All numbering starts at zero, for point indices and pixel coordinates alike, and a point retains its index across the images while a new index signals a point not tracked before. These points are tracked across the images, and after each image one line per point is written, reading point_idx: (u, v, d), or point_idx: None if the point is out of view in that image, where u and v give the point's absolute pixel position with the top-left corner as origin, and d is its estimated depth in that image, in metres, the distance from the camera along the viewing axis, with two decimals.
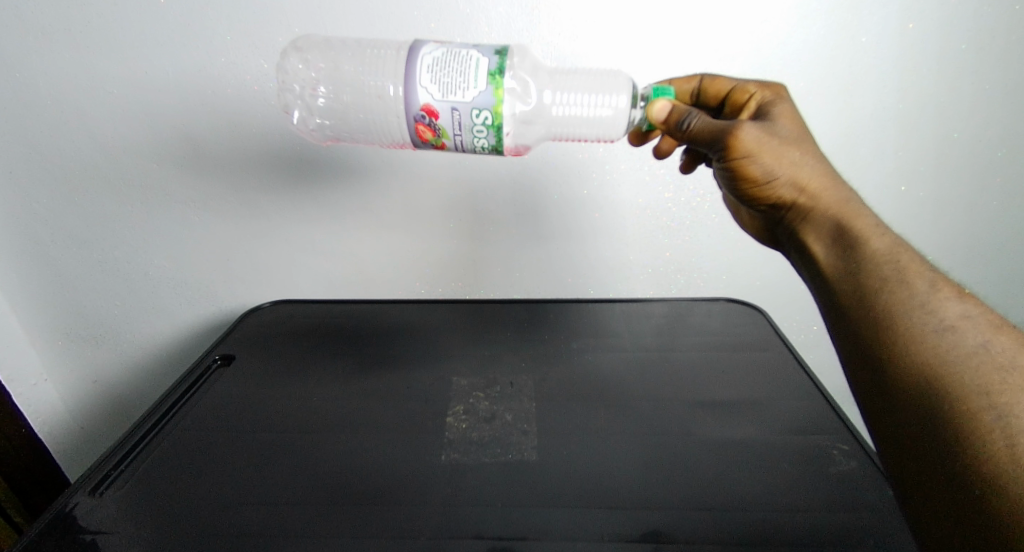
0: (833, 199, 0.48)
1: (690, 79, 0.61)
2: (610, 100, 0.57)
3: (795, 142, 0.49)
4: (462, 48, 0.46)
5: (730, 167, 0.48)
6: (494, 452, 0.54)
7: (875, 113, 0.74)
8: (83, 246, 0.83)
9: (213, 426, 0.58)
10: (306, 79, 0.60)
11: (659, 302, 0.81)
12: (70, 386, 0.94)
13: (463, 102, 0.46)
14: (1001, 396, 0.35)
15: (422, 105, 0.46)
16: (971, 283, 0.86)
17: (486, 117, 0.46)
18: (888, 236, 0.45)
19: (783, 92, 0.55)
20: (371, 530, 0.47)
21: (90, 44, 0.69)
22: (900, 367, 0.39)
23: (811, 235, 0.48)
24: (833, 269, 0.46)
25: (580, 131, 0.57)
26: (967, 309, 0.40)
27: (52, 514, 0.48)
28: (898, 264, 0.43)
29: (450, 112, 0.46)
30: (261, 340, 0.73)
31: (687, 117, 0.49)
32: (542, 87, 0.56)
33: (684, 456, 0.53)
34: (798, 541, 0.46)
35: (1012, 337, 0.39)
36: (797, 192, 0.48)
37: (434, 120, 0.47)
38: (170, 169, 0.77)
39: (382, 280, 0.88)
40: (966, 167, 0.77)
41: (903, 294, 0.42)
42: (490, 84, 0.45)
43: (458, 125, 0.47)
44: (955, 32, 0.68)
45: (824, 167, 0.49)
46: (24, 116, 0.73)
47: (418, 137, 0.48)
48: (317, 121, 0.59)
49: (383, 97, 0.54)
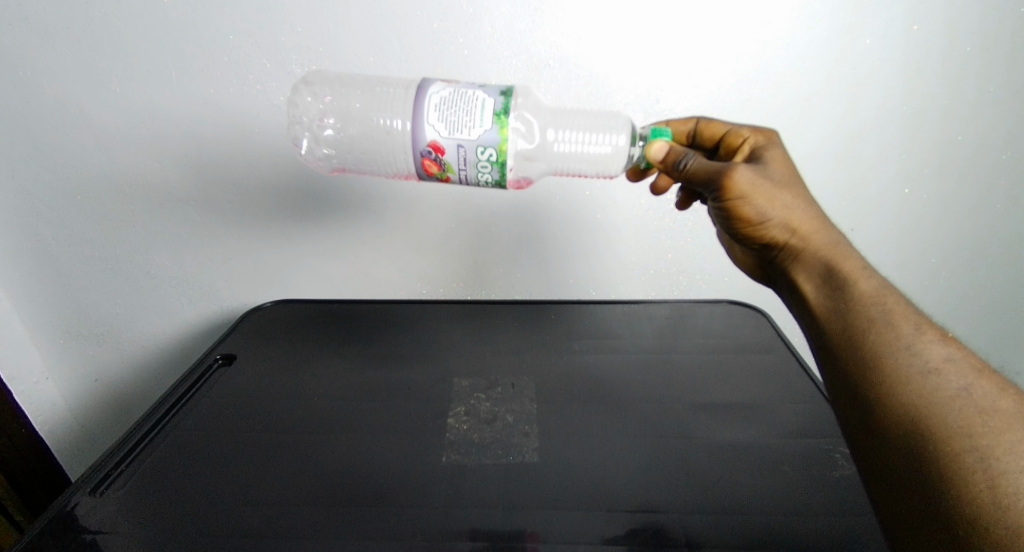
0: (822, 241, 0.48)
1: (687, 120, 0.60)
2: (610, 139, 0.57)
3: (787, 185, 0.49)
4: (468, 88, 0.46)
5: (725, 208, 0.48)
6: (495, 453, 0.54)
7: (879, 115, 0.73)
8: (84, 245, 0.83)
9: (213, 425, 0.58)
10: (315, 110, 0.61)
11: (660, 303, 0.81)
12: (71, 383, 0.94)
13: (469, 139, 0.45)
14: (982, 438, 0.36)
15: (428, 141, 0.46)
16: (975, 286, 0.86)
17: (491, 154, 0.46)
18: (876, 279, 0.45)
19: (774, 136, 0.55)
20: (371, 532, 0.47)
21: (92, 42, 0.69)
22: (887, 407, 0.39)
23: (801, 275, 0.48)
24: (823, 309, 0.46)
25: (581, 167, 0.56)
26: (950, 352, 0.41)
27: (54, 513, 0.48)
28: (885, 306, 0.43)
29: (456, 148, 0.46)
30: (261, 340, 0.73)
31: (684, 157, 0.50)
32: (546, 126, 0.58)
33: (687, 459, 0.53)
34: (799, 544, 0.46)
35: (992, 382, 0.39)
36: (789, 233, 0.48)
37: (440, 155, 0.46)
38: (171, 168, 0.77)
39: (383, 280, 0.88)
40: (970, 170, 0.77)
41: (890, 336, 0.42)
42: (496, 123, 0.45)
43: (463, 160, 0.47)
44: (960, 34, 0.68)
45: (814, 210, 0.49)
46: (25, 114, 0.73)
47: (424, 170, 0.48)
48: (324, 150, 0.60)
49: (391, 132, 0.55)
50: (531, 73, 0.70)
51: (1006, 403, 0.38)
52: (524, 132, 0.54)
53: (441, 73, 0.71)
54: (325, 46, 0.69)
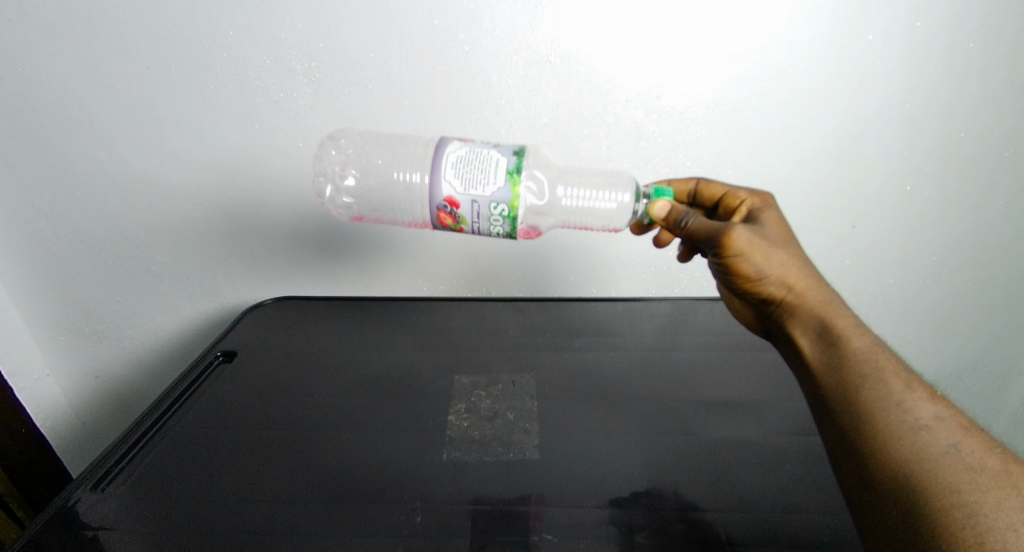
0: (818, 297, 0.47)
1: (688, 181, 0.62)
2: (615, 194, 0.58)
3: (783, 243, 0.49)
4: (484, 147, 0.48)
5: (725, 264, 0.49)
6: (496, 450, 0.54)
7: (881, 112, 0.73)
8: (85, 242, 0.83)
9: (214, 422, 0.58)
10: (337, 161, 0.67)
11: (661, 301, 0.81)
12: (72, 379, 0.94)
13: (483, 197, 0.47)
14: (971, 495, 0.36)
15: (444, 197, 0.47)
16: (978, 284, 0.85)
17: (504, 210, 0.47)
18: (869, 335, 0.45)
19: (771, 199, 0.55)
20: (372, 528, 0.47)
21: (92, 38, 0.68)
22: (879, 462, 0.39)
23: (797, 329, 0.48)
24: (818, 365, 0.45)
25: (587, 221, 0.60)
26: (939, 410, 0.41)
27: (55, 509, 0.48)
28: (877, 363, 0.43)
29: (470, 204, 0.47)
30: (261, 338, 0.73)
31: (685, 215, 0.51)
32: (555, 182, 0.62)
33: (686, 456, 0.53)
34: (798, 541, 0.46)
35: (981, 440, 0.39)
36: (785, 290, 0.48)
37: (455, 210, 0.48)
38: (172, 166, 0.77)
39: (384, 277, 0.87)
40: (972, 167, 0.77)
41: (882, 393, 0.42)
42: (509, 182, 0.47)
43: (477, 215, 0.48)
44: (963, 30, 0.68)
45: (811, 267, 0.48)
46: (25, 111, 0.73)
47: (440, 223, 0.49)
48: (345, 199, 0.65)
49: (410, 187, 0.59)
50: (532, 69, 0.70)
51: (993, 462, 0.38)
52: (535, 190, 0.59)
53: (442, 69, 0.71)
54: (324, 42, 0.69)
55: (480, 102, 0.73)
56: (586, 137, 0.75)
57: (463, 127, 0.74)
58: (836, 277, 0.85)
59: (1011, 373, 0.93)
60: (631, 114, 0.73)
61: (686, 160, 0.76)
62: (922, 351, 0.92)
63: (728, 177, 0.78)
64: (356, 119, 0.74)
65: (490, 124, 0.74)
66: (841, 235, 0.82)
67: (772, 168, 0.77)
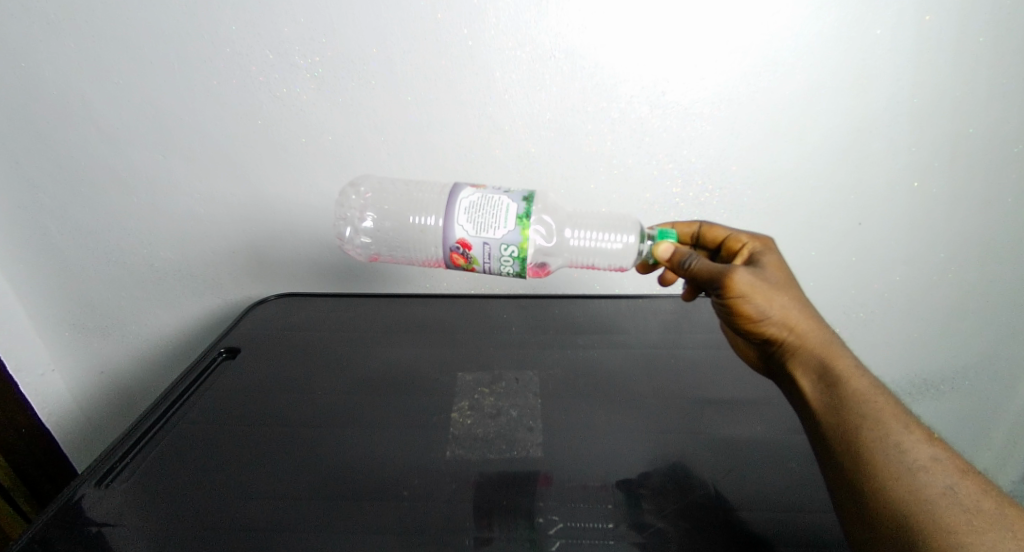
0: (818, 338, 0.49)
1: (690, 222, 0.63)
2: (621, 236, 0.63)
3: (784, 285, 0.50)
4: (495, 193, 0.51)
5: (727, 304, 0.50)
6: (500, 448, 0.54)
7: (889, 107, 0.72)
8: (89, 238, 0.82)
9: (216, 420, 0.58)
10: (357, 205, 0.73)
11: (665, 299, 0.80)
12: (76, 373, 0.94)
13: (494, 240, 0.50)
14: (967, 537, 0.38)
15: (457, 239, 0.51)
16: (985, 282, 0.85)
17: (513, 251, 0.50)
18: (868, 377, 0.46)
19: (772, 242, 0.56)
20: (377, 527, 0.47)
21: (95, 33, 0.68)
22: (879, 501, 0.41)
23: (798, 369, 0.49)
24: (818, 406, 0.47)
25: (593, 261, 0.63)
26: (936, 451, 0.42)
27: (60, 505, 0.49)
28: (876, 405, 0.44)
29: (481, 246, 0.51)
30: (264, 336, 0.72)
31: (688, 257, 0.52)
32: (563, 224, 0.64)
33: (691, 454, 0.53)
34: (800, 540, 0.45)
35: (976, 482, 0.41)
36: (787, 331, 0.49)
37: (467, 251, 0.51)
38: (176, 163, 0.77)
39: (388, 274, 0.87)
40: (980, 164, 0.76)
41: (882, 435, 0.43)
42: (518, 227, 0.50)
43: (488, 255, 0.51)
44: (973, 24, 0.67)
45: (811, 309, 0.50)
46: (28, 106, 0.72)
47: (451, 262, 0.52)
48: (363, 240, 0.69)
49: (424, 230, 0.64)
50: (537, 64, 0.70)
51: (988, 504, 0.39)
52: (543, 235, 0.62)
53: (445, 64, 0.70)
54: (326, 36, 0.68)
55: (483, 97, 0.72)
56: (590, 133, 0.74)
57: (468, 124, 0.74)
58: (840, 274, 0.85)
59: (1018, 370, 0.92)
60: (636, 110, 0.73)
61: (690, 157, 0.76)
62: (927, 348, 0.92)
63: (733, 173, 0.77)
64: (359, 114, 0.73)
65: (494, 120, 0.74)
66: (847, 232, 0.82)
67: (778, 165, 0.77)
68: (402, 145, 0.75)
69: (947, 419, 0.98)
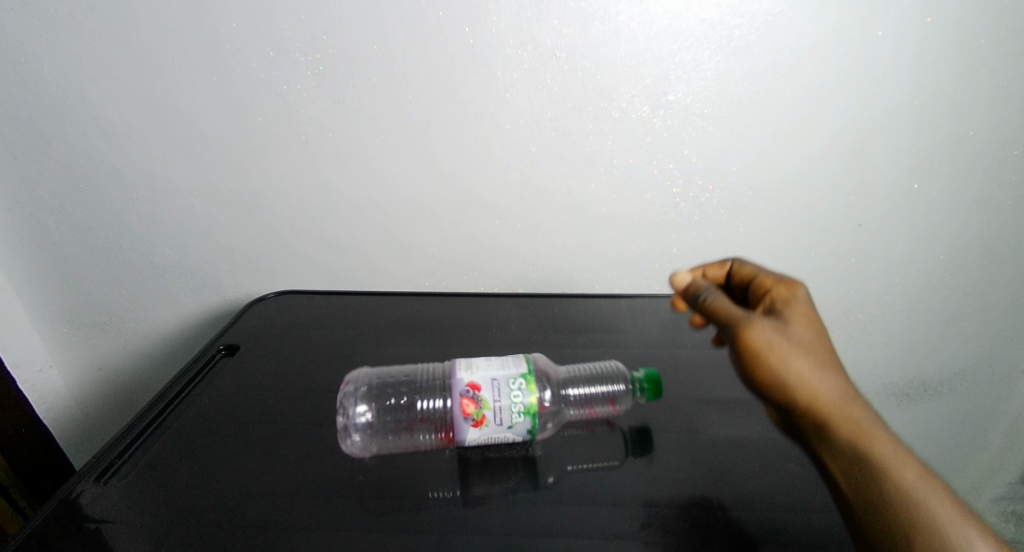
0: (855, 419, 0.47)
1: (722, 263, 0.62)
2: None
3: (811, 348, 0.49)
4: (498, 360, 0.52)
5: (743, 359, 0.50)
6: (499, 446, 0.54)
7: (890, 109, 0.72)
8: (87, 234, 0.82)
9: (215, 417, 0.58)
10: None
11: (665, 299, 0.81)
12: (73, 369, 0.93)
13: (516, 441, 0.52)
14: None
15: (472, 426, 0.49)
16: (984, 284, 0.85)
17: (522, 384, 0.50)
18: (913, 466, 0.45)
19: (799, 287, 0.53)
20: (376, 525, 0.46)
21: (95, 29, 0.68)
22: None
23: (837, 454, 0.48)
24: (857, 493, 0.46)
25: None
26: None
27: (58, 501, 0.48)
28: (924, 503, 0.44)
29: (490, 382, 0.50)
30: (264, 332, 0.72)
31: (703, 291, 0.55)
32: None
33: (690, 455, 0.53)
34: (801, 540, 0.45)
35: None
36: (815, 402, 0.48)
37: (477, 392, 0.49)
38: (175, 159, 0.77)
39: (386, 271, 0.85)
40: (980, 167, 0.76)
41: (934, 539, 0.43)
42: (527, 415, 0.50)
43: (498, 392, 0.50)
44: (974, 27, 0.67)
45: (843, 381, 0.48)
46: (26, 101, 0.72)
47: (461, 412, 0.49)
48: None
49: None
50: (538, 63, 0.70)
51: None
52: (509, 363, 0.52)
53: (445, 62, 0.70)
54: (328, 34, 0.68)
55: (484, 96, 0.72)
56: (591, 132, 0.74)
57: (469, 122, 0.74)
58: (840, 276, 0.85)
59: (1016, 373, 0.93)
60: (636, 109, 0.73)
61: (691, 156, 0.76)
62: (927, 351, 0.92)
63: (733, 174, 0.77)
64: (360, 112, 0.73)
65: (495, 119, 0.74)
66: (847, 234, 0.82)
67: (779, 167, 0.77)
68: (403, 144, 0.75)
69: (944, 421, 0.98)
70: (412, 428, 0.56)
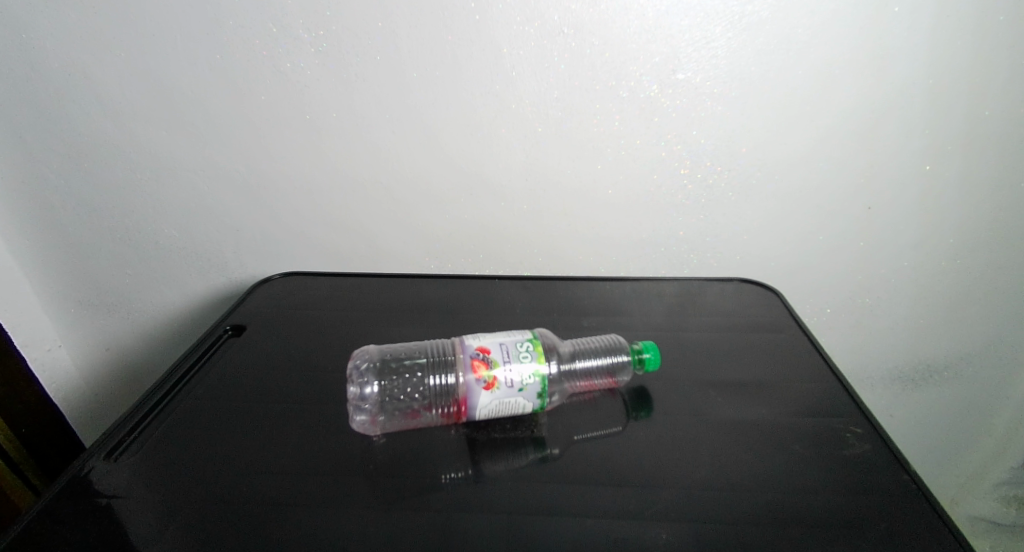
0: None
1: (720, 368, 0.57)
2: None
3: None
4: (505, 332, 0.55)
5: None
6: (505, 427, 0.54)
7: (905, 88, 0.71)
8: (93, 214, 0.82)
9: (223, 396, 0.58)
10: None
11: (671, 282, 0.80)
12: (82, 349, 0.94)
13: (526, 409, 0.52)
14: None
15: (483, 389, 0.51)
16: (995, 269, 0.84)
17: (530, 348, 0.52)
18: None
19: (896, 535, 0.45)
20: (384, 502, 0.47)
21: (98, 5, 0.67)
22: None
23: None
24: None
25: None
26: None
27: (69, 476, 0.49)
28: None
29: (499, 345, 0.52)
30: (270, 313, 0.72)
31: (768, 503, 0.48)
32: None
33: (695, 436, 0.53)
34: (807, 520, 0.45)
35: None
36: None
37: (487, 354, 0.52)
38: (180, 138, 0.76)
39: (391, 254, 0.86)
40: (995, 149, 0.75)
41: None
42: (537, 376, 0.52)
43: (507, 354, 0.52)
44: (994, 3, 0.66)
45: None
46: (30, 79, 0.72)
47: (473, 373, 0.51)
48: None
49: None
50: (546, 40, 0.69)
51: None
52: (513, 332, 0.55)
53: (452, 39, 0.69)
54: (334, 10, 0.67)
55: (491, 75, 0.71)
56: (599, 113, 0.73)
57: (475, 101, 0.73)
58: (849, 259, 0.84)
59: None
60: (645, 88, 0.72)
61: (700, 138, 0.75)
62: (935, 336, 0.91)
63: (743, 156, 0.76)
64: (365, 91, 0.73)
65: (502, 98, 0.73)
66: (857, 217, 0.81)
67: (788, 148, 0.76)
68: (409, 124, 0.75)
69: (951, 407, 0.98)
70: (416, 412, 0.55)
